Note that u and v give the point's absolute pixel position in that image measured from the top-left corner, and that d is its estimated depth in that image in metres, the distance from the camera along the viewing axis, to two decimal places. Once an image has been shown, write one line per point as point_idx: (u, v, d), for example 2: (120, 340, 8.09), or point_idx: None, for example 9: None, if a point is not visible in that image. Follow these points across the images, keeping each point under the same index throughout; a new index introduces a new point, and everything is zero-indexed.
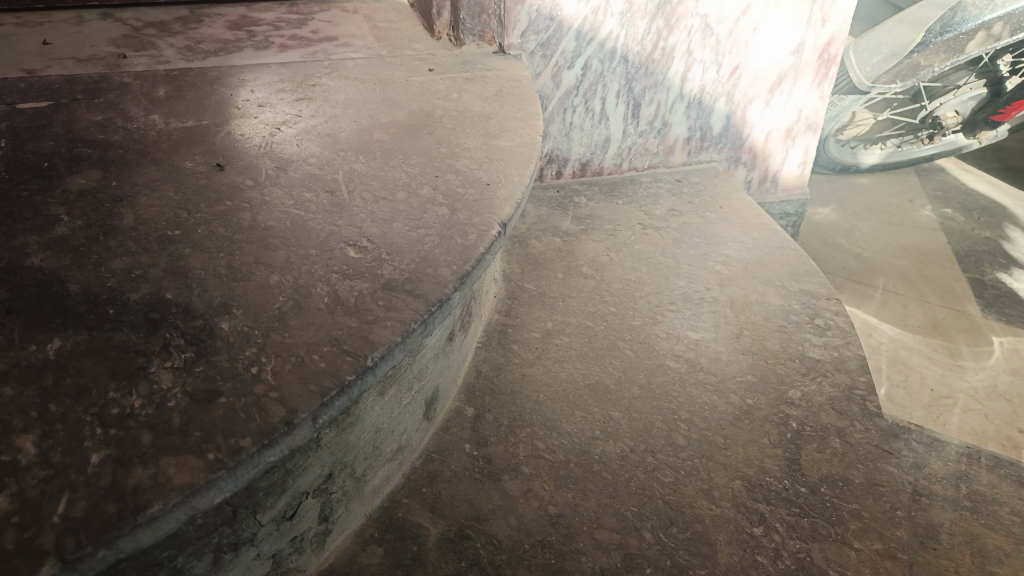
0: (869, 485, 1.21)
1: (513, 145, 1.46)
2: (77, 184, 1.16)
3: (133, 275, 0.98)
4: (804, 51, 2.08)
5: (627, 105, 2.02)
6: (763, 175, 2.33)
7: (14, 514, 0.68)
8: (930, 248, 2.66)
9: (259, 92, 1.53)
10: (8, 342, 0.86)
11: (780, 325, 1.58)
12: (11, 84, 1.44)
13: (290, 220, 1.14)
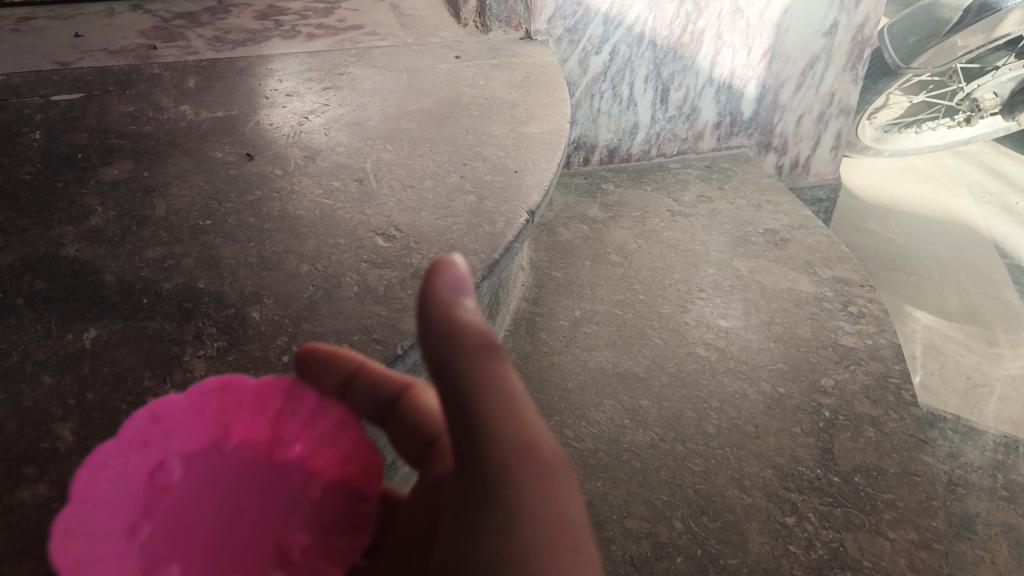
0: (903, 474, 1.19)
1: (540, 132, 1.45)
2: (111, 174, 1.17)
3: (165, 265, 0.99)
4: (837, 34, 2.04)
5: (655, 91, 2.00)
6: (793, 160, 2.30)
7: (56, 501, 0.70)
8: (966, 232, 2.60)
9: (287, 81, 1.53)
10: (46, 331, 0.88)
11: (812, 313, 1.56)
12: (44, 76, 1.46)
13: (319, 210, 1.14)
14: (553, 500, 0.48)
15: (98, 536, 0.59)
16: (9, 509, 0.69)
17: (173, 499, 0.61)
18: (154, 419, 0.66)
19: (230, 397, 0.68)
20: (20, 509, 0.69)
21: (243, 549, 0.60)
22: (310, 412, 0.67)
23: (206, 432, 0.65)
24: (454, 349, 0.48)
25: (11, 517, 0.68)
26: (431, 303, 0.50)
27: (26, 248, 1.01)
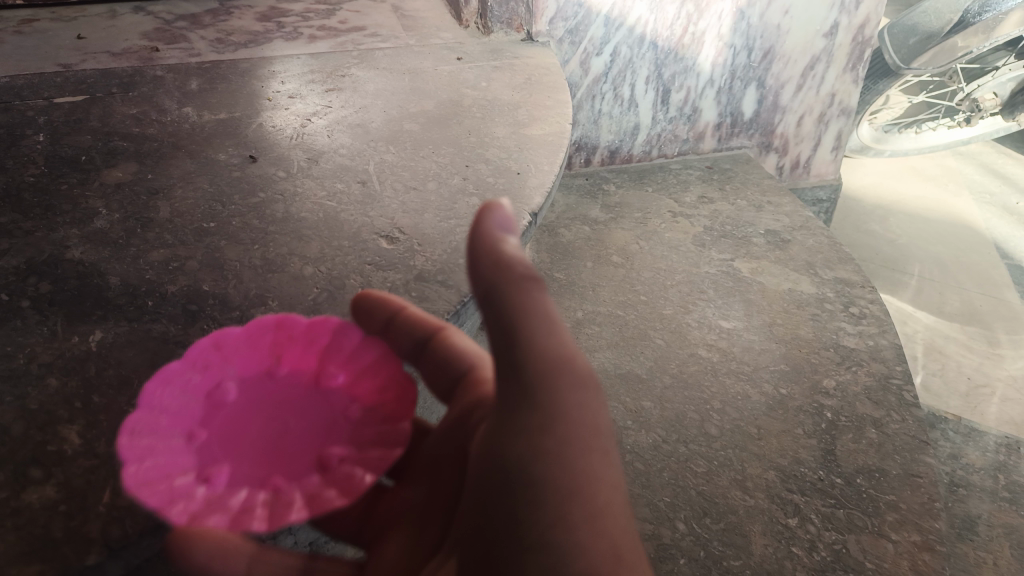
0: (906, 476, 1.20)
1: (543, 134, 1.45)
2: (115, 177, 1.18)
3: (170, 268, 1.00)
4: (837, 35, 2.04)
5: (657, 92, 2.00)
6: (794, 162, 2.31)
7: (62, 503, 0.70)
8: (967, 232, 2.61)
9: (289, 83, 1.53)
10: (52, 333, 0.88)
11: (814, 314, 1.56)
12: (47, 79, 1.46)
13: (322, 212, 1.14)
14: (585, 408, 0.55)
15: (158, 432, 0.71)
16: (15, 511, 0.69)
17: (225, 413, 0.72)
18: (217, 347, 0.79)
19: (284, 333, 0.80)
20: (27, 511, 0.69)
21: (286, 450, 0.70)
22: (353, 348, 0.77)
23: (262, 361, 0.77)
24: (500, 277, 0.54)
25: (18, 519, 0.69)
26: (483, 237, 0.56)
27: (31, 251, 1.01)
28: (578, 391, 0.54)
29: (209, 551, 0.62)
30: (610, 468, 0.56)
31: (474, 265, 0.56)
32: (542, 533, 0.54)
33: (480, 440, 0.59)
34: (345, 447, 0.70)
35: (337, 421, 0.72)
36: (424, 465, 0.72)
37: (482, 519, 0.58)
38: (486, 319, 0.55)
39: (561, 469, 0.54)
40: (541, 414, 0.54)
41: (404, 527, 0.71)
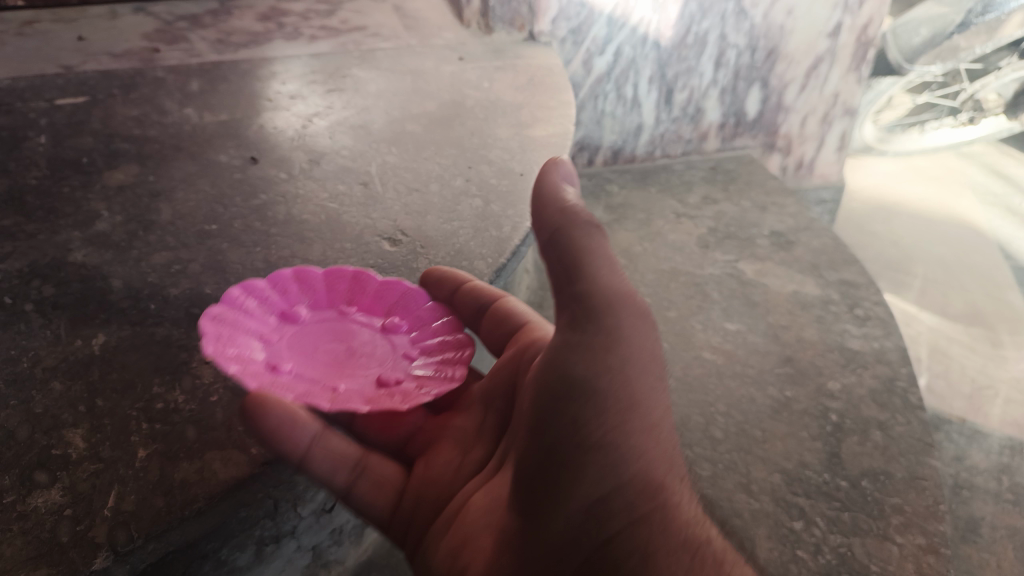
0: (911, 478, 1.19)
1: (546, 134, 1.45)
2: (116, 179, 1.17)
3: (173, 270, 0.99)
4: (840, 35, 2.03)
5: (660, 92, 2.00)
6: (797, 162, 2.30)
7: (68, 507, 0.70)
8: (969, 233, 2.60)
9: (290, 84, 1.53)
10: (55, 336, 0.88)
11: (818, 316, 1.55)
12: (48, 80, 1.45)
13: (325, 214, 1.14)
14: (641, 336, 0.68)
15: (243, 330, 0.87)
16: (22, 515, 0.69)
17: (301, 332, 0.93)
18: (298, 279, 0.96)
19: (358, 284, 0.98)
20: (33, 515, 0.69)
21: (347, 368, 0.90)
22: (420, 307, 0.97)
23: (337, 304, 0.98)
24: (572, 224, 0.69)
25: (25, 523, 0.68)
26: (554, 193, 0.72)
27: (33, 253, 1.01)
28: (635, 321, 0.68)
29: (280, 419, 0.74)
30: (660, 389, 0.69)
31: (542, 215, 0.71)
32: (602, 437, 0.66)
33: (544, 362, 0.71)
34: (404, 374, 0.90)
35: (395, 357, 0.93)
36: (476, 400, 0.89)
37: (542, 424, 0.69)
38: (555, 255, 0.70)
39: (618, 385, 0.67)
40: (604, 336, 0.67)
41: (448, 442, 0.87)
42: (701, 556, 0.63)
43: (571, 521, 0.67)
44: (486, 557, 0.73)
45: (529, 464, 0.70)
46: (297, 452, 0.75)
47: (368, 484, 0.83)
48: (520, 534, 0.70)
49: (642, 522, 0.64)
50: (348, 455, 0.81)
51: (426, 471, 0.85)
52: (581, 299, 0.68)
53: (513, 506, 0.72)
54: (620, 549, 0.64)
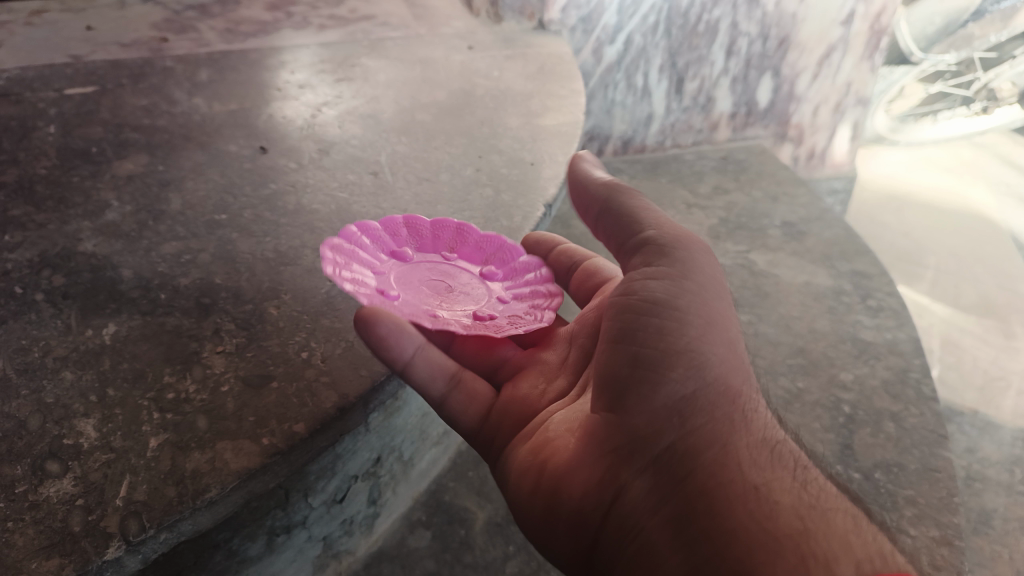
0: (924, 470, 1.19)
1: (557, 124, 1.44)
2: (126, 169, 1.17)
3: (183, 260, 0.99)
4: (853, 23, 2.00)
5: (670, 81, 1.98)
6: (809, 152, 2.29)
7: (80, 497, 0.70)
8: (982, 225, 2.56)
9: (299, 73, 1.52)
10: (67, 326, 0.87)
11: (830, 306, 1.54)
12: (57, 70, 1.45)
13: (335, 204, 1.14)
14: (710, 266, 0.76)
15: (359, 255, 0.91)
16: (34, 505, 0.69)
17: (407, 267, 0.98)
18: (408, 224, 1.02)
19: (460, 236, 1.04)
20: (45, 505, 0.69)
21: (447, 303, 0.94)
22: (516, 262, 1.02)
23: (439, 249, 1.03)
24: (614, 188, 0.84)
25: (37, 513, 0.68)
26: (588, 172, 0.89)
27: (44, 243, 1.00)
28: (701, 251, 0.77)
29: (395, 328, 0.76)
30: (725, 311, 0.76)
31: (588, 188, 0.86)
32: (687, 344, 0.69)
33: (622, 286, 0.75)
34: (497, 314, 0.94)
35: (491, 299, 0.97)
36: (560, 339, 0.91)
37: (625, 330, 0.71)
38: (607, 216, 0.83)
39: (697, 300, 0.72)
40: (677, 259, 0.75)
41: (533, 372, 0.86)
42: (777, 452, 0.67)
43: (655, 418, 0.68)
44: (564, 458, 0.71)
45: (614, 369, 0.70)
46: (402, 357, 0.78)
47: (455, 401, 0.83)
48: (601, 431, 0.70)
49: (724, 419, 0.67)
50: (444, 368, 0.82)
51: (511, 392, 0.84)
52: (644, 235, 0.78)
53: (592, 412, 0.72)
54: (703, 438, 0.66)
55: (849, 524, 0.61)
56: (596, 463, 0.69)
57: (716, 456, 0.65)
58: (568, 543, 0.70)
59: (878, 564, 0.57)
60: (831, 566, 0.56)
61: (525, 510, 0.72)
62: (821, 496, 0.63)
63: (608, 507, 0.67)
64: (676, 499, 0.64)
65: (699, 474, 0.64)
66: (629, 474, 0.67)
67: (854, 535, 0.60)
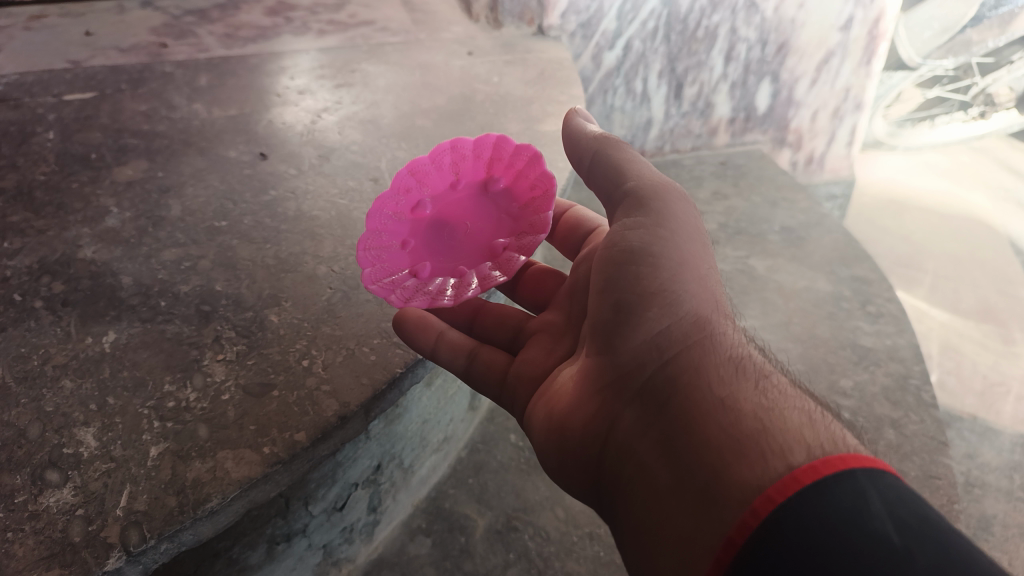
0: (925, 477, 1.19)
1: (557, 129, 1.43)
2: (125, 174, 1.17)
3: (183, 267, 0.98)
4: (852, 28, 1.98)
5: (670, 86, 1.99)
6: (808, 157, 2.29)
7: (80, 507, 0.69)
8: (980, 230, 2.55)
9: (299, 79, 1.52)
10: (66, 333, 0.87)
11: (830, 312, 1.55)
12: (57, 75, 1.45)
13: (335, 210, 1.14)
14: (685, 211, 0.76)
15: (380, 248, 0.90)
16: (33, 515, 0.68)
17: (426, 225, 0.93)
18: (412, 172, 0.93)
19: (457, 154, 0.95)
20: (45, 515, 0.68)
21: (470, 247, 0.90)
22: (516, 156, 0.94)
23: (447, 179, 0.95)
24: (605, 142, 0.83)
25: (37, 523, 0.68)
26: (580, 127, 0.87)
27: (44, 250, 1.00)
28: (678, 199, 0.76)
29: (415, 319, 0.85)
30: (706, 255, 0.75)
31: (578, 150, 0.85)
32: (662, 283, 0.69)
33: (606, 240, 0.76)
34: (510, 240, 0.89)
35: (503, 219, 0.92)
36: (562, 295, 0.90)
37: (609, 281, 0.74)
38: (597, 172, 0.82)
39: (671, 243, 0.72)
40: (653, 209, 0.74)
41: (543, 335, 0.87)
42: (750, 366, 0.64)
43: (636, 352, 0.68)
44: (565, 402, 0.73)
45: (601, 316, 0.72)
46: (426, 347, 0.85)
47: (480, 373, 0.87)
48: (594, 371, 0.72)
49: (698, 344, 0.65)
50: (463, 345, 0.87)
51: (523, 355, 0.85)
52: (626, 187, 0.78)
53: (589, 359, 0.74)
54: (680, 364, 0.65)
55: (806, 420, 0.56)
56: (590, 400, 0.71)
57: (687, 377, 0.63)
58: (582, 477, 0.72)
59: (829, 446, 0.52)
60: (786, 455, 0.52)
61: (543, 454, 0.75)
62: (784, 400, 0.59)
63: (603, 439, 0.68)
64: (657, 419, 0.63)
65: (675, 395, 0.63)
66: (617, 406, 0.68)
67: (812, 429, 0.55)
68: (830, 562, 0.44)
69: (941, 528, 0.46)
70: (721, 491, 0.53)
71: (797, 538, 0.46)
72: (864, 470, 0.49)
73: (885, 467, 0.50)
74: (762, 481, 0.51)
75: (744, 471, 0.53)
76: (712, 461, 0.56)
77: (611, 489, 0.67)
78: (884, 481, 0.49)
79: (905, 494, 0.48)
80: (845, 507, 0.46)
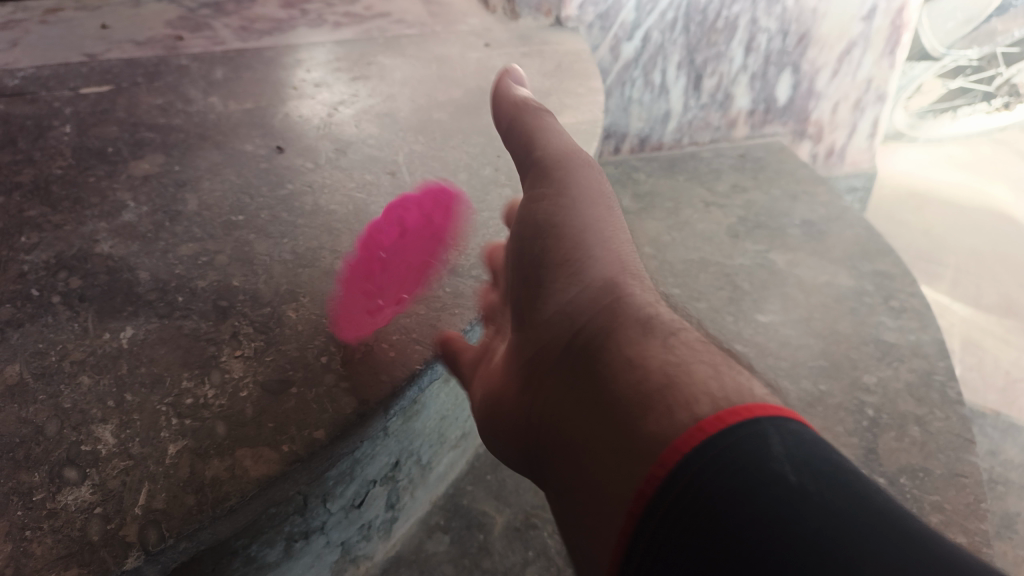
0: (950, 475, 1.17)
1: (575, 122, 1.41)
2: (142, 168, 1.16)
3: (199, 262, 0.98)
4: (875, 19, 1.95)
5: (688, 78, 1.96)
6: (828, 150, 2.26)
7: (98, 505, 0.69)
8: (1002, 224, 2.51)
9: (315, 71, 1.51)
10: (83, 330, 0.86)
11: (852, 308, 1.52)
12: (73, 69, 1.44)
13: (352, 204, 1.13)
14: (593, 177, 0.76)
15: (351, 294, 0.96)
16: (52, 513, 0.68)
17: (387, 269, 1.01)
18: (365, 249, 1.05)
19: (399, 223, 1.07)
20: (63, 513, 0.68)
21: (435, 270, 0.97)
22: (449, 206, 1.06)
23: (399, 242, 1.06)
24: (519, 112, 0.84)
25: (55, 521, 0.67)
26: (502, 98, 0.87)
27: (61, 245, 1.00)
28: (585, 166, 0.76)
29: None
30: (615, 218, 0.74)
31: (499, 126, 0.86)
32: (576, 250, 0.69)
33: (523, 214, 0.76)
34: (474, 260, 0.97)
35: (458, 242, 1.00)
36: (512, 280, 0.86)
37: (531, 256, 0.73)
38: (514, 146, 0.83)
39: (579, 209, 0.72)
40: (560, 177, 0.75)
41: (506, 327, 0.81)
42: (661, 324, 0.62)
43: (556, 319, 0.67)
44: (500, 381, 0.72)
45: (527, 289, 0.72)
46: None
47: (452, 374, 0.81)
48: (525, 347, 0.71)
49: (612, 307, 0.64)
50: None
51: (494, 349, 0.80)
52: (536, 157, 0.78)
53: (521, 335, 0.73)
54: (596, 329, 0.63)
55: (710, 370, 0.55)
56: (523, 372, 0.70)
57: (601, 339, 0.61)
58: (520, 453, 0.70)
59: (732, 393, 0.51)
60: (691, 405, 0.50)
61: (487, 430, 0.74)
62: (692, 353, 0.57)
63: (530, 408, 0.67)
64: (575, 385, 0.62)
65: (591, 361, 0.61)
66: (542, 374, 0.67)
67: (718, 379, 0.53)
68: (771, 514, 0.41)
69: (850, 475, 0.45)
70: (634, 445, 0.52)
71: (728, 492, 0.43)
72: (770, 417, 0.48)
73: (792, 415, 0.49)
74: (668, 433, 0.50)
75: (652, 426, 0.51)
76: (623, 419, 0.54)
77: (542, 458, 0.66)
78: (790, 429, 0.47)
79: (811, 440, 0.47)
80: (762, 454, 0.45)
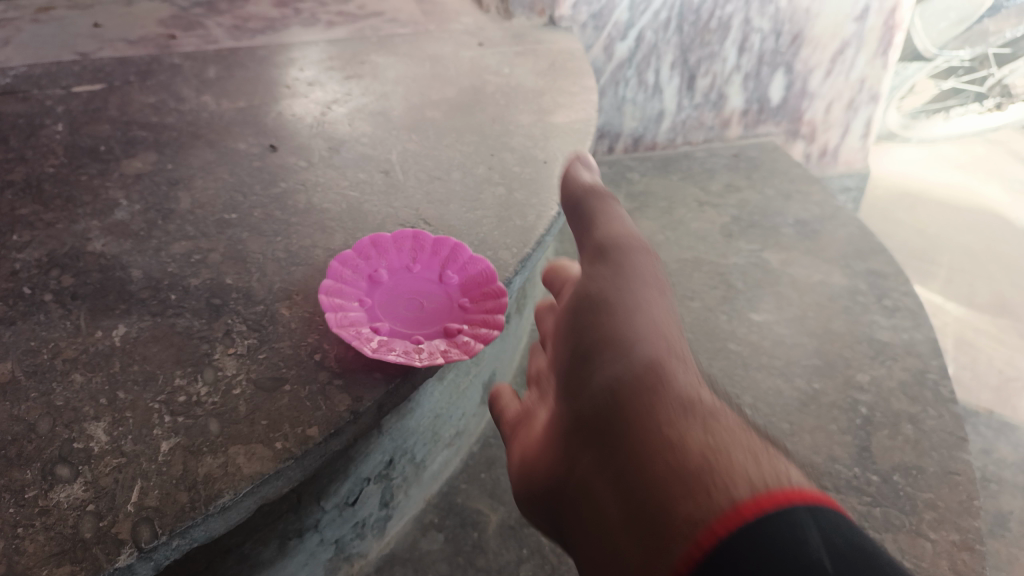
0: (944, 473, 1.18)
1: (569, 121, 1.41)
2: (134, 167, 1.15)
3: (192, 260, 0.97)
4: (868, 19, 1.96)
5: (682, 78, 1.96)
6: (821, 150, 2.26)
7: (90, 503, 0.68)
8: (995, 224, 2.52)
9: (308, 70, 1.51)
10: (76, 328, 0.86)
11: (846, 306, 1.53)
12: (65, 67, 1.44)
13: (345, 202, 1.12)
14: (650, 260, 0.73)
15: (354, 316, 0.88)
16: (43, 511, 0.67)
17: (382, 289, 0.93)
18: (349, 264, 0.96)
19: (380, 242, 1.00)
20: (56, 510, 0.67)
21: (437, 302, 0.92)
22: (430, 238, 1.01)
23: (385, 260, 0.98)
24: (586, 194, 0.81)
25: (47, 519, 0.67)
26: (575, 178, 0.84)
27: (53, 243, 0.99)
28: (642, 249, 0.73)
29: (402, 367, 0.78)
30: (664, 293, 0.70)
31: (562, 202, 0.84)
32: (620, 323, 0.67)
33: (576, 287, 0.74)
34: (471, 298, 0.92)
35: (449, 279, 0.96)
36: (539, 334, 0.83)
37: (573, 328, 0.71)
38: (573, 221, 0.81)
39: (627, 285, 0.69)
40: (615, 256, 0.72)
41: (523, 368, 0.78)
42: (700, 403, 0.58)
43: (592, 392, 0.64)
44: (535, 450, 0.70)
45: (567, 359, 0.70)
46: None
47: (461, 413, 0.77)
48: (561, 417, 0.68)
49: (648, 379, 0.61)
50: None
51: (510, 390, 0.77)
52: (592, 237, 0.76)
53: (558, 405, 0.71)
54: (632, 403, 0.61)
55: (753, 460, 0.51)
56: (557, 444, 0.67)
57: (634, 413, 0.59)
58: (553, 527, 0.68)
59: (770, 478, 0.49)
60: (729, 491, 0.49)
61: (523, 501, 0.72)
62: (732, 436, 0.54)
63: (565, 482, 0.65)
64: (609, 461, 0.59)
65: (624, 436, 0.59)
66: (575, 447, 0.64)
67: (757, 466, 0.50)
68: None
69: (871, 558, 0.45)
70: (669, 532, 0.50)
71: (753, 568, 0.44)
72: (806, 502, 0.47)
73: (828, 499, 0.48)
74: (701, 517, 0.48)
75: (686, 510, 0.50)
76: (659, 505, 0.52)
77: (573, 532, 0.63)
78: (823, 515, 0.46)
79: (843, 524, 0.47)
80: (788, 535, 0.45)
